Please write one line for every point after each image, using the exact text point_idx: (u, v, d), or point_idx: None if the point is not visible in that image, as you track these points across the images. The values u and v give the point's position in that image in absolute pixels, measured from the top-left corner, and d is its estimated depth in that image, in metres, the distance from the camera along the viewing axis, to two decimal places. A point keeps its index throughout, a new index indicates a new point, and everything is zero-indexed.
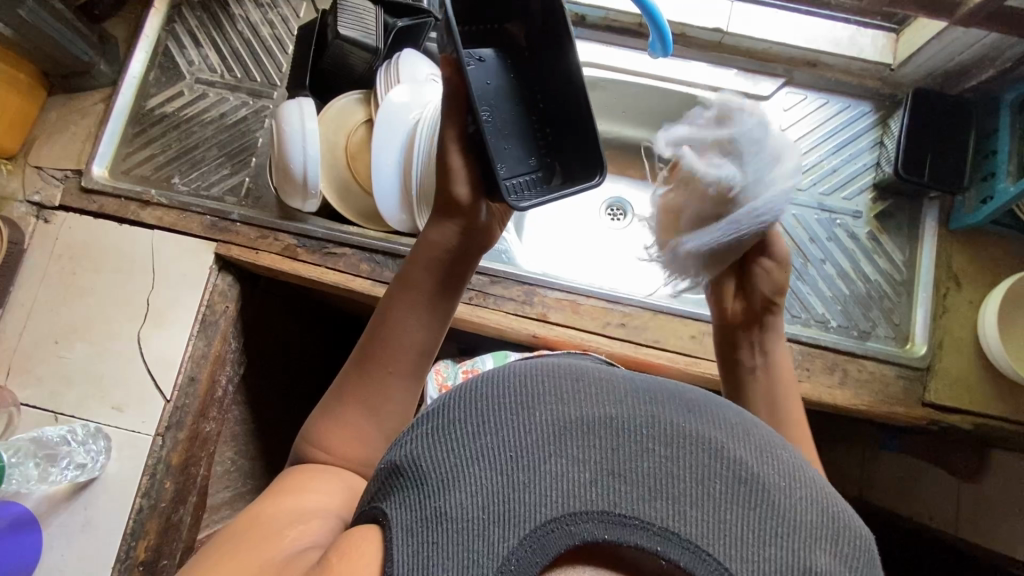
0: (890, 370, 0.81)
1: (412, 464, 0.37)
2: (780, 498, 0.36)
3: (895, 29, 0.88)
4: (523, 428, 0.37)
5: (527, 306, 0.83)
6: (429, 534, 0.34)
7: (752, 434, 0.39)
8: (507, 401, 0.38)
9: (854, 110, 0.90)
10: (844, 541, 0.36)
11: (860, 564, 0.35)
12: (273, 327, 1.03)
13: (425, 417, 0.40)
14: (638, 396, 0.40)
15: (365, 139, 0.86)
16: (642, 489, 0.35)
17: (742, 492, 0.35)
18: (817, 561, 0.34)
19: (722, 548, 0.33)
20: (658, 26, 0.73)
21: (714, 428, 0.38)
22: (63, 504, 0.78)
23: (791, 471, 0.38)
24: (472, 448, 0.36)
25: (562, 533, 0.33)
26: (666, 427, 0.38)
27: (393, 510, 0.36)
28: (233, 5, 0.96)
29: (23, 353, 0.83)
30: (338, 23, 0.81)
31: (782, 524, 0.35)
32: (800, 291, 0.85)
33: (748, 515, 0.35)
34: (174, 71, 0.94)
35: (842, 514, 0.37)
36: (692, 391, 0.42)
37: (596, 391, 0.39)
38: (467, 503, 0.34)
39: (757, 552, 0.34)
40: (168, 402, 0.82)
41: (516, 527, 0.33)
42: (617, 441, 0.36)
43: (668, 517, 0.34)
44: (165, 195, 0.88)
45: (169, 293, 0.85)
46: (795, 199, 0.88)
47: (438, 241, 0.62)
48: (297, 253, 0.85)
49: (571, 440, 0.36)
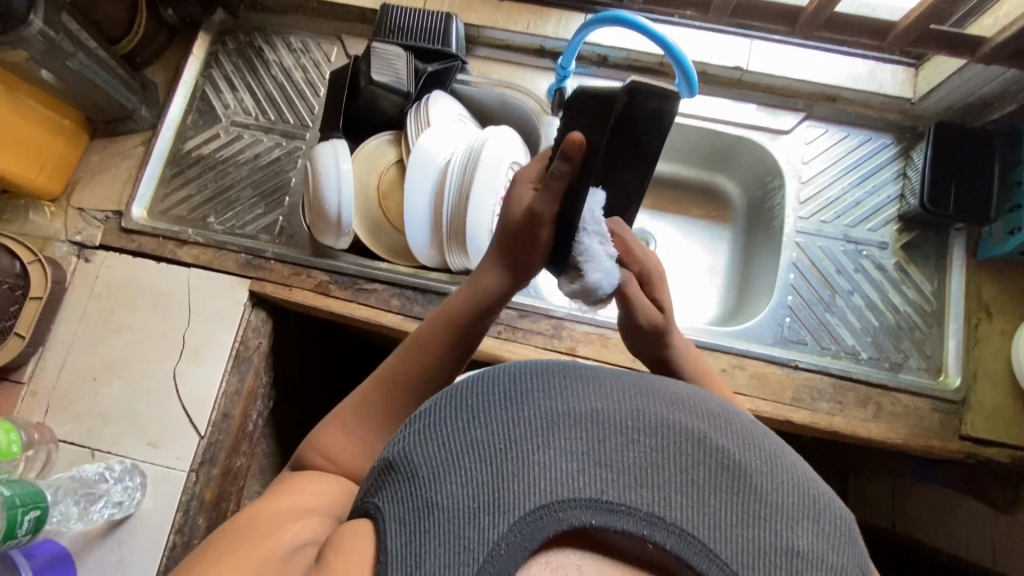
0: (924, 404, 0.80)
1: (406, 459, 0.35)
2: (762, 483, 0.33)
3: (914, 64, 0.89)
4: (513, 424, 0.34)
5: (555, 340, 0.84)
6: (421, 524, 0.31)
7: (735, 423, 0.37)
8: (498, 400, 0.36)
9: (876, 142, 0.91)
10: (824, 520, 0.33)
11: (841, 546, 0.32)
12: (302, 360, 1.03)
13: (417, 416, 0.38)
14: (623, 390, 0.37)
15: (397, 178, 0.89)
16: (628, 477, 0.32)
17: (725, 479, 0.33)
18: (799, 541, 0.31)
19: (708, 530, 0.31)
20: (683, 67, 0.76)
21: (698, 420, 0.36)
22: (99, 540, 0.79)
23: (770, 457, 0.35)
24: (462, 441, 0.34)
25: (551, 520, 0.31)
26: (651, 418, 0.35)
27: (387, 503, 0.34)
28: (267, 51, 1.00)
29: (63, 390, 0.85)
30: (371, 69, 0.84)
31: (763, 507, 0.32)
32: (829, 323, 0.85)
33: (731, 500, 0.32)
34: (211, 114, 0.98)
35: (821, 496, 0.34)
36: (676, 387, 0.39)
37: (582, 387, 0.37)
38: (458, 494, 0.32)
39: (740, 532, 0.31)
40: (202, 438, 0.83)
41: (507, 513, 0.31)
42: (603, 429, 0.34)
43: (654, 502, 0.32)
44: (202, 233, 0.91)
45: (204, 329, 0.86)
46: (820, 231, 0.89)
47: (488, 285, 0.63)
48: (330, 289, 0.87)
49: (559, 431, 0.34)
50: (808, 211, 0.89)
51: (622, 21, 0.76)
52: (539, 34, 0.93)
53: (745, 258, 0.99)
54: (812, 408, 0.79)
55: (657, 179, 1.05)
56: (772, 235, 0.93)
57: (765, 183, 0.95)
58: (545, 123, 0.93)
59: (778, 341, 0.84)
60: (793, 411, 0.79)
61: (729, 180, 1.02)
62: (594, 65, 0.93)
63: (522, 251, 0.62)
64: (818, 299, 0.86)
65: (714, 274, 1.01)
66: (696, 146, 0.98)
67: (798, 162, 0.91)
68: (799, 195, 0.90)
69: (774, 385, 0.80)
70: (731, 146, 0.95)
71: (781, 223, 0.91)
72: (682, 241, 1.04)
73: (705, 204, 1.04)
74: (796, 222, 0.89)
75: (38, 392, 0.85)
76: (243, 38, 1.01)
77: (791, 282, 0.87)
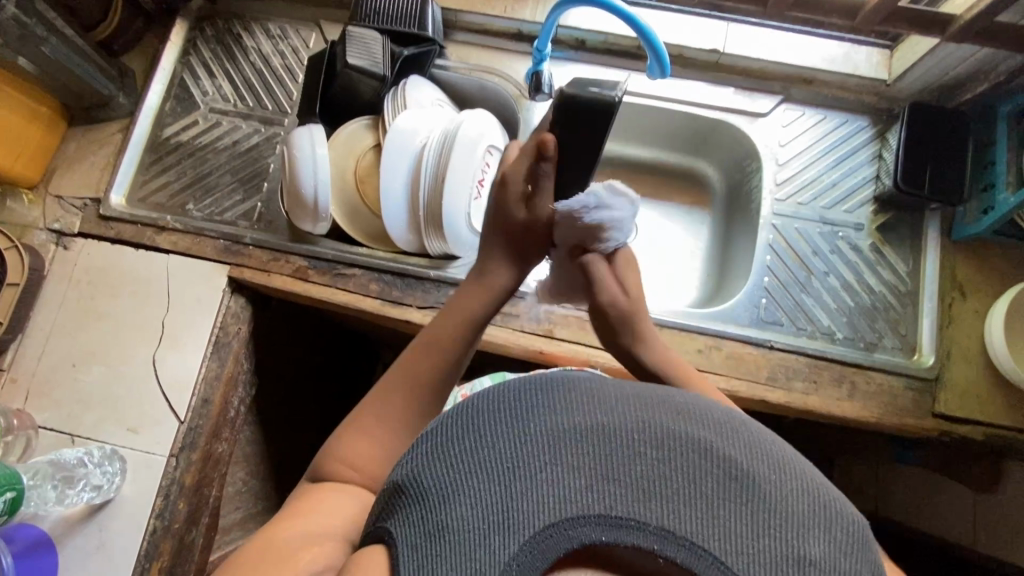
0: (898, 382, 0.81)
1: (415, 481, 0.35)
2: (772, 491, 0.33)
3: (889, 46, 0.90)
4: (518, 439, 0.34)
5: (534, 323, 0.84)
6: (431, 548, 0.32)
7: (744, 431, 0.36)
8: (502, 416, 0.36)
9: (853, 124, 0.91)
10: (837, 527, 0.33)
11: (855, 552, 0.32)
12: (285, 348, 1.04)
13: (425, 433, 0.38)
14: (629, 402, 0.36)
15: (374, 162, 0.89)
16: (637, 490, 0.32)
17: (735, 488, 0.33)
18: (811, 549, 0.31)
19: (718, 542, 0.31)
20: (656, 50, 0.76)
21: (706, 429, 0.35)
22: (78, 526, 0.79)
23: (781, 462, 0.35)
24: (469, 461, 0.34)
25: (560, 539, 0.31)
26: (658, 431, 0.35)
27: (399, 528, 0.34)
28: (246, 37, 1.00)
29: (42, 377, 0.85)
30: (346, 53, 0.84)
31: (773, 516, 0.32)
32: (805, 304, 0.85)
33: (742, 510, 0.32)
34: (189, 102, 0.98)
35: (834, 502, 0.34)
36: (683, 393, 0.38)
37: (587, 399, 0.37)
38: (467, 517, 0.32)
39: (751, 543, 0.31)
40: (182, 423, 0.83)
41: (516, 534, 0.31)
42: (610, 444, 0.34)
43: (663, 516, 0.31)
44: (181, 220, 0.91)
45: (183, 316, 0.86)
46: (797, 213, 0.89)
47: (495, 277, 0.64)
48: (309, 274, 0.87)
49: (564, 447, 0.34)
50: (784, 193, 0.90)
51: (595, 3, 0.76)
52: (516, 19, 0.93)
53: (725, 242, 0.99)
54: (788, 387, 0.80)
55: (637, 164, 1.06)
56: (749, 217, 0.94)
57: (743, 166, 0.96)
58: (524, 107, 0.94)
59: (754, 322, 0.84)
60: (767, 390, 0.80)
61: (711, 165, 1.02)
62: (572, 49, 0.94)
63: (534, 244, 0.64)
64: (794, 280, 0.86)
65: (696, 259, 1.02)
66: (676, 130, 0.98)
67: (775, 145, 0.91)
68: (776, 177, 0.90)
69: (749, 365, 0.81)
70: (709, 129, 0.95)
71: (758, 205, 0.91)
72: (663, 226, 1.04)
73: (685, 189, 1.05)
74: (773, 204, 0.90)
75: (18, 379, 0.85)
76: (221, 24, 1.01)
77: (767, 264, 0.87)
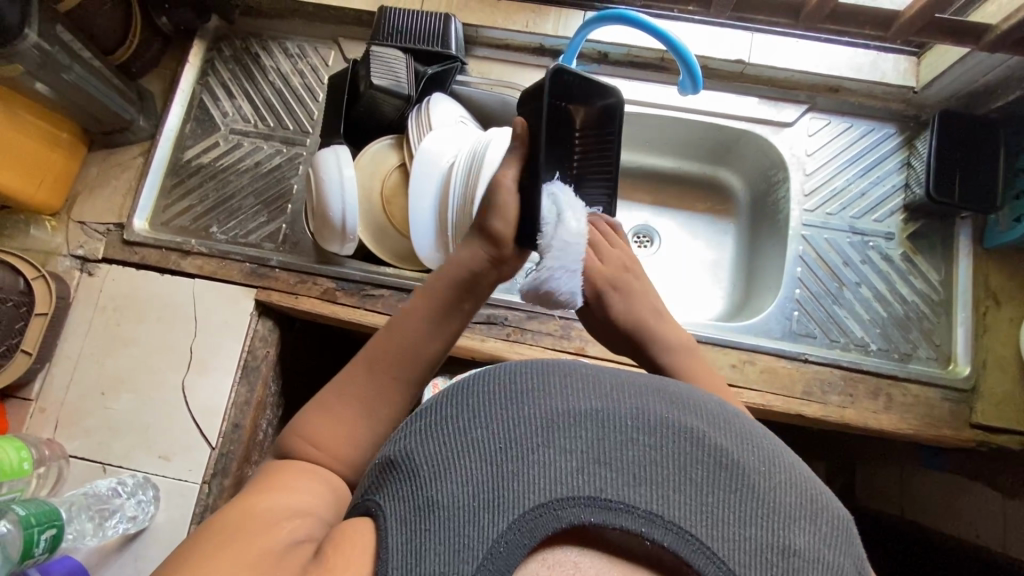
0: (934, 393, 0.80)
1: (405, 457, 0.35)
2: (760, 481, 0.34)
3: (916, 53, 0.89)
4: (513, 422, 0.35)
5: (564, 341, 0.84)
6: (420, 522, 0.32)
7: (733, 424, 0.37)
8: (498, 398, 0.37)
9: (880, 132, 0.91)
10: (823, 521, 0.34)
11: (839, 546, 0.33)
12: (309, 367, 1.03)
13: (419, 413, 0.38)
14: (623, 390, 0.37)
15: (400, 182, 0.88)
16: (626, 475, 0.33)
17: (722, 477, 0.34)
18: (796, 539, 0.32)
19: (704, 528, 0.32)
20: (688, 64, 0.75)
21: (698, 419, 0.37)
22: (112, 555, 0.79)
23: (770, 456, 0.36)
24: (463, 439, 0.35)
25: (549, 518, 0.32)
26: (651, 419, 0.36)
27: (386, 502, 0.34)
28: (264, 57, 0.99)
29: (71, 406, 0.84)
30: (370, 74, 0.83)
31: (762, 506, 0.33)
32: (837, 315, 0.85)
33: (730, 499, 0.33)
34: (209, 123, 0.97)
35: (821, 496, 0.35)
36: (677, 386, 0.40)
37: (581, 384, 0.38)
38: (457, 492, 0.32)
39: (738, 531, 0.32)
40: (214, 449, 0.82)
41: (506, 512, 0.31)
42: (604, 430, 0.35)
43: (652, 500, 0.32)
44: (206, 244, 0.90)
45: (211, 340, 0.86)
46: (826, 223, 0.88)
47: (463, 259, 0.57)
48: (337, 296, 0.86)
49: (559, 430, 0.34)
50: (813, 204, 0.89)
51: (624, 20, 0.75)
52: (538, 33, 0.93)
53: (750, 253, 0.98)
54: (823, 401, 0.79)
55: (651, 170, 1.03)
56: (776, 228, 0.93)
57: (769, 176, 0.95)
58: None
59: (786, 335, 0.84)
60: (804, 404, 0.79)
61: (734, 174, 1.00)
62: (595, 62, 0.93)
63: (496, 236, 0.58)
64: (826, 291, 0.86)
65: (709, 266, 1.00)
66: (697, 141, 0.97)
67: (802, 154, 0.90)
68: (803, 187, 0.90)
69: (784, 379, 0.80)
70: (735, 140, 0.94)
71: (787, 216, 0.90)
72: (659, 225, 1.03)
73: (704, 197, 1.03)
74: (802, 215, 0.89)
75: (47, 408, 0.84)
76: (239, 44, 1.00)
77: (798, 275, 0.87)
